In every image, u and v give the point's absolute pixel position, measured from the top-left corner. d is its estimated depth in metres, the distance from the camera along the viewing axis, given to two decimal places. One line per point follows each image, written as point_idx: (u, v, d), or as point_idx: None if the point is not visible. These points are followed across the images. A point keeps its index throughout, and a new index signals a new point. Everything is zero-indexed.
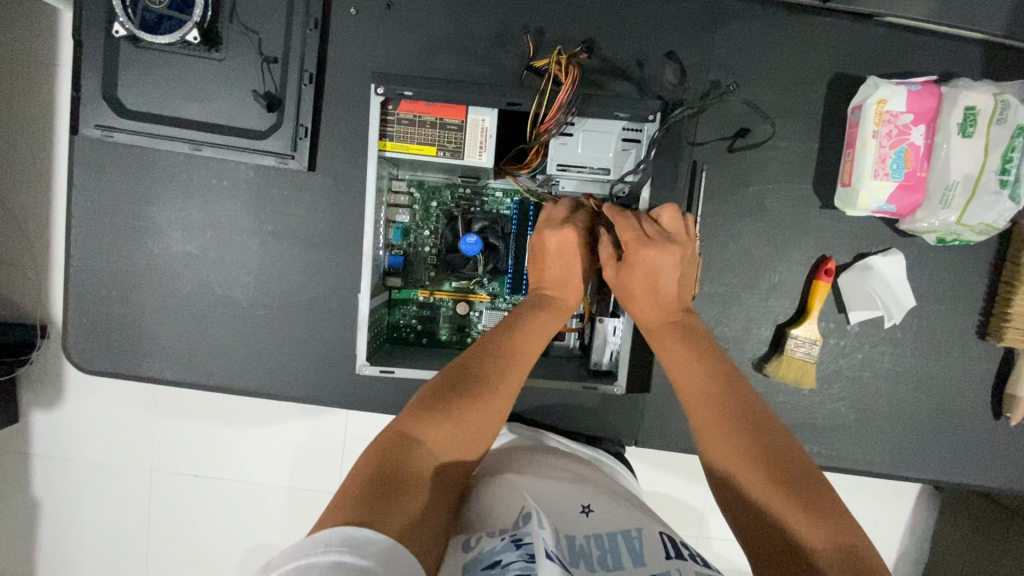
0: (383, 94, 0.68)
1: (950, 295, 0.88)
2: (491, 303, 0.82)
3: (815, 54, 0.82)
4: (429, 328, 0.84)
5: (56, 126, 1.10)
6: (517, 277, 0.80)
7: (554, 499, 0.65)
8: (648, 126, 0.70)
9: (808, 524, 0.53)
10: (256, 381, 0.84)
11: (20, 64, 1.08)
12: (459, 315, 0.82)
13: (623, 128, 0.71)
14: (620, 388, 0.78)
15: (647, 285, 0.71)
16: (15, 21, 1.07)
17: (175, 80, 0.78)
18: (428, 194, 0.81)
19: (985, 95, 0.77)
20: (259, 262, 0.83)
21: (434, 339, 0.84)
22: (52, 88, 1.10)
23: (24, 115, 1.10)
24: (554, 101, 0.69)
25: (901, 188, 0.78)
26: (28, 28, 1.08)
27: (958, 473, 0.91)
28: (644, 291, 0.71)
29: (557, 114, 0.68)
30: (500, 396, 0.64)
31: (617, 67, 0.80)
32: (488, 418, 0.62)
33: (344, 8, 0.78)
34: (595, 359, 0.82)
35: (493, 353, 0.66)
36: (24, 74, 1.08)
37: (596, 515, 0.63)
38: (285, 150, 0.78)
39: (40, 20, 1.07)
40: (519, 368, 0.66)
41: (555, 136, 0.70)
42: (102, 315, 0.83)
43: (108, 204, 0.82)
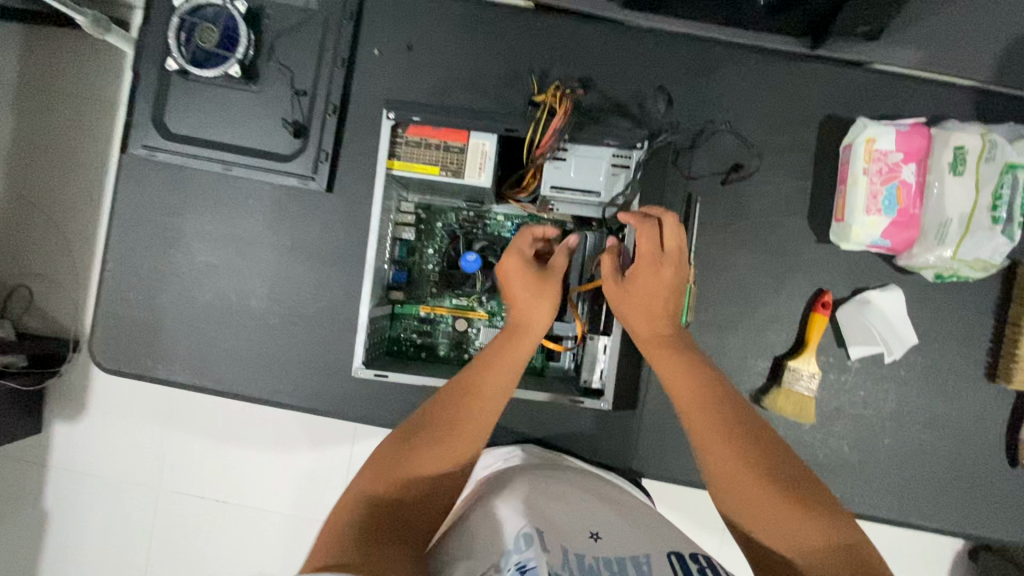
0: (394, 119, 0.75)
1: (955, 334, 0.87)
2: (490, 321, 0.85)
3: (806, 96, 0.86)
4: (428, 343, 0.87)
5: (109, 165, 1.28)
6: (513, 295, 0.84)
7: (563, 521, 0.63)
8: (635, 154, 0.75)
9: (807, 527, 0.54)
10: (264, 389, 0.88)
11: (88, 105, 1.28)
12: (457, 332, 0.85)
13: (612, 154, 0.75)
14: (606, 404, 0.78)
15: (639, 296, 0.71)
16: (89, 71, 1.28)
17: (215, 108, 0.87)
18: (433, 216, 0.86)
19: (973, 135, 0.79)
20: (274, 275, 0.88)
21: (432, 354, 0.87)
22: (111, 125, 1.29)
23: (91, 154, 1.29)
24: (548, 128, 0.76)
25: (894, 224, 0.80)
26: (98, 76, 1.28)
27: (974, 524, 0.87)
28: (636, 302, 0.71)
29: (551, 138, 0.74)
30: (462, 432, 0.67)
31: (614, 104, 0.86)
32: (452, 450, 0.66)
33: (369, 50, 0.87)
34: (584, 377, 0.82)
35: (456, 394, 0.69)
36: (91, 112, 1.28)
37: (605, 540, 0.61)
38: (307, 171, 0.86)
39: (110, 70, 1.28)
40: (489, 399, 0.69)
41: (549, 160, 0.76)
42: (128, 319, 0.89)
43: (144, 216, 0.89)
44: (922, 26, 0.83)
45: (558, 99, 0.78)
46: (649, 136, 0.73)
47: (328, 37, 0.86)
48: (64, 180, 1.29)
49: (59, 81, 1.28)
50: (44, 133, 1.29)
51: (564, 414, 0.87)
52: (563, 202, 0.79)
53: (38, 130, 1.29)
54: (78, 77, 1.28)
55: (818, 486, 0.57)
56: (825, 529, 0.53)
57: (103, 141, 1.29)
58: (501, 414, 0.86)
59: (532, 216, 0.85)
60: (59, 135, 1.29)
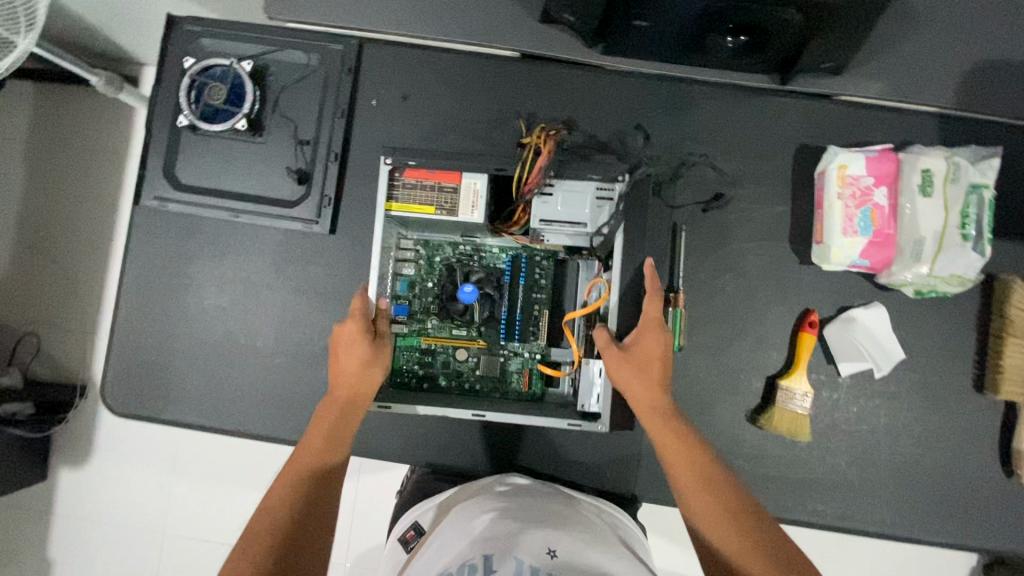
0: (391, 163, 0.81)
1: (942, 348, 0.90)
2: (488, 349, 0.88)
3: (779, 129, 0.91)
4: (430, 374, 0.89)
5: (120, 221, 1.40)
6: (510, 323, 0.87)
7: (523, 540, 0.60)
8: (618, 186, 0.80)
9: None
10: (272, 427, 0.90)
11: (96, 166, 1.39)
12: (458, 361, 0.88)
13: (597, 187, 0.79)
14: (604, 426, 0.80)
15: (645, 377, 0.75)
16: (100, 133, 1.39)
17: (222, 160, 0.92)
18: (432, 251, 0.90)
19: (938, 159, 0.84)
20: (280, 315, 0.92)
21: (434, 384, 0.89)
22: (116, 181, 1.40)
23: (99, 210, 1.38)
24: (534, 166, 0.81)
25: (871, 244, 0.84)
26: (109, 138, 1.38)
27: (971, 535, 0.89)
28: (643, 381, 0.75)
29: (538, 176, 0.79)
30: (322, 482, 0.70)
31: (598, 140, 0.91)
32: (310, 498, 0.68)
33: (367, 101, 0.92)
34: (583, 402, 0.82)
35: (308, 453, 0.72)
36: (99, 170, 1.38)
37: (563, 559, 0.57)
38: (310, 216, 0.91)
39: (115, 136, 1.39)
40: (337, 446, 0.73)
41: (536, 197, 0.80)
42: (139, 363, 0.92)
43: (155, 263, 0.93)
44: (895, 55, 0.87)
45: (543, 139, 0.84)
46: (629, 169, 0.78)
47: (329, 90, 0.92)
48: (72, 234, 1.37)
49: (70, 145, 1.39)
50: (57, 191, 1.38)
51: (562, 440, 0.90)
52: (552, 235, 0.82)
53: (52, 189, 1.38)
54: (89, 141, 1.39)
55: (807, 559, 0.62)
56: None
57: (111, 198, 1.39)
58: (502, 441, 0.90)
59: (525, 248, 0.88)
60: (70, 193, 1.38)
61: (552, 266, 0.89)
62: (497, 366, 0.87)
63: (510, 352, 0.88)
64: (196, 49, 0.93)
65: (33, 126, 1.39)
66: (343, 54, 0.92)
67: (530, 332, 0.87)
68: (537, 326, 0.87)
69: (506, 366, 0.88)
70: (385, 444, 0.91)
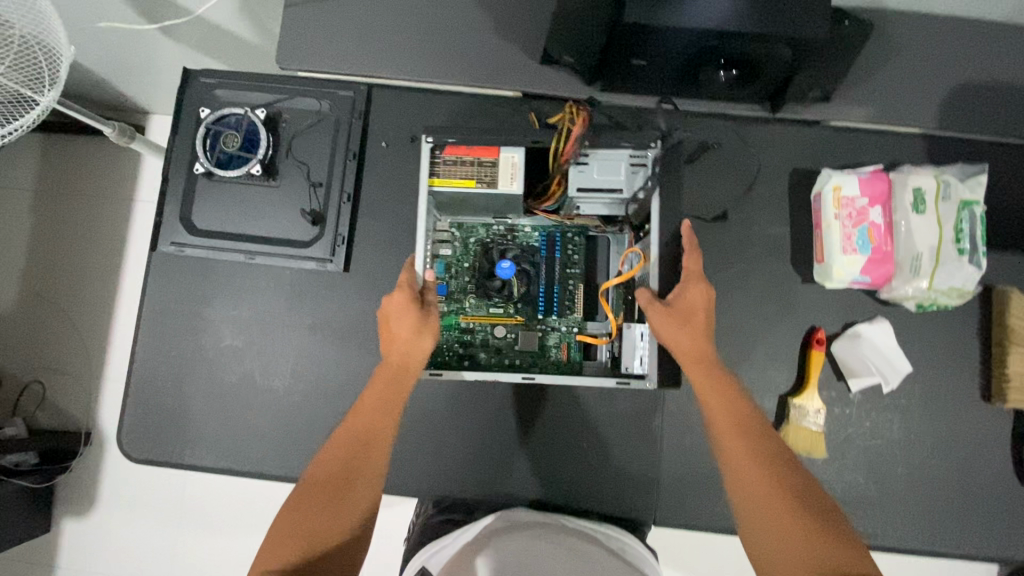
0: (432, 142, 0.85)
1: (947, 359, 0.92)
2: (526, 325, 0.89)
3: (774, 152, 0.95)
4: (469, 353, 0.90)
5: (122, 268, 1.43)
6: (547, 298, 0.90)
7: None
8: (651, 152, 0.83)
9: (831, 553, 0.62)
10: (289, 467, 0.90)
11: (105, 218, 1.44)
12: (497, 339, 0.89)
13: (629, 155, 0.84)
14: (654, 383, 0.83)
15: (685, 330, 0.76)
16: (112, 187, 1.45)
17: (237, 204, 0.95)
18: (466, 233, 0.93)
19: (928, 177, 0.87)
20: (297, 353, 0.93)
21: (473, 363, 0.90)
22: (123, 231, 1.45)
23: (106, 258, 1.43)
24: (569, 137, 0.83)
25: (870, 261, 0.86)
26: (120, 191, 1.45)
27: (992, 547, 0.89)
28: (682, 335, 0.76)
29: (575, 147, 0.82)
30: (372, 449, 0.73)
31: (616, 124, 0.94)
32: (357, 465, 0.71)
33: (377, 143, 0.96)
34: (626, 363, 0.86)
35: (360, 418, 0.75)
36: (109, 222, 1.44)
37: None
38: (324, 255, 0.93)
39: (124, 190, 1.45)
40: (385, 416, 0.75)
41: (573, 165, 0.84)
42: (154, 408, 0.93)
43: (171, 308, 0.95)
44: (879, 80, 0.91)
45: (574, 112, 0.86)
46: (662, 136, 0.82)
47: (340, 133, 0.95)
48: (82, 286, 1.43)
49: (79, 199, 1.45)
50: (66, 244, 1.43)
51: (580, 467, 0.91)
52: (587, 202, 0.86)
53: (63, 242, 1.44)
54: (99, 194, 1.45)
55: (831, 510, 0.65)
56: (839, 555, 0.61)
57: (117, 250, 1.44)
58: (521, 472, 0.91)
59: (557, 224, 0.92)
60: (79, 243, 1.44)
61: (584, 242, 0.93)
62: (536, 340, 0.88)
63: (547, 327, 0.90)
64: (211, 99, 0.97)
65: (42, 181, 1.45)
66: (353, 99, 0.96)
67: (565, 305, 0.91)
68: (573, 299, 0.91)
69: (545, 340, 0.90)
70: (404, 478, 0.91)
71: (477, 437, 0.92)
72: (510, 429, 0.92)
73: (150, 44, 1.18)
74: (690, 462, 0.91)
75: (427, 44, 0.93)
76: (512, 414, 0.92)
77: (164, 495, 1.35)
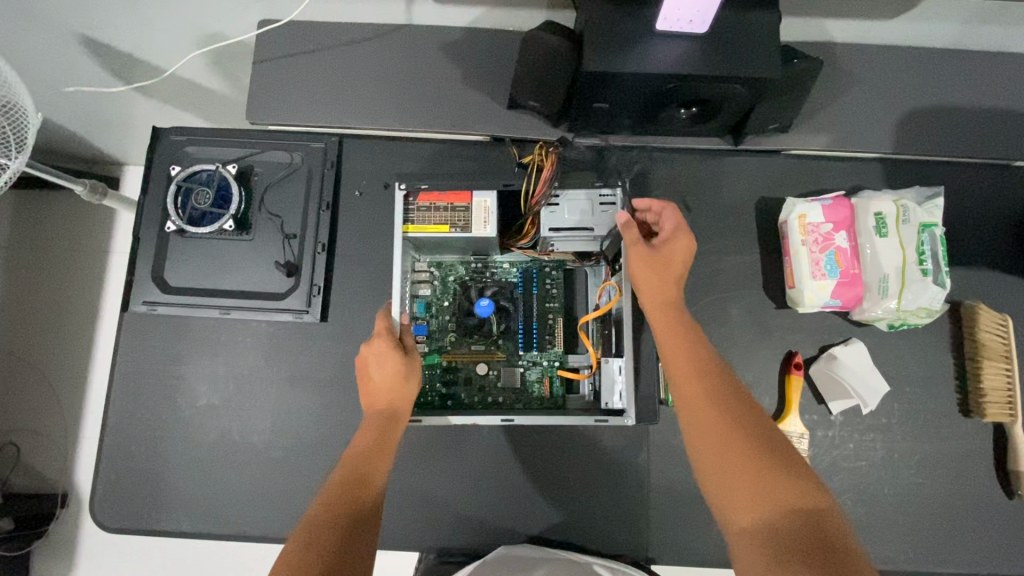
0: (405, 188, 0.85)
1: (923, 377, 0.93)
2: (508, 361, 0.90)
3: (740, 182, 0.98)
4: (452, 392, 0.89)
5: (99, 319, 1.41)
6: (527, 333, 0.90)
7: None
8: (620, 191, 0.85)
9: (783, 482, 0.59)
10: (272, 526, 0.88)
11: (79, 274, 1.43)
12: (479, 376, 0.89)
13: (599, 195, 0.85)
14: (632, 419, 0.80)
15: (653, 276, 0.78)
16: (86, 242, 1.44)
17: (211, 259, 0.94)
18: (445, 271, 0.93)
19: (887, 202, 0.90)
20: (276, 408, 0.91)
21: (457, 402, 0.89)
22: (98, 286, 1.43)
23: (82, 310, 1.41)
24: (540, 180, 0.83)
25: (840, 285, 0.88)
26: (95, 247, 1.44)
27: (986, 563, 0.89)
28: (651, 280, 0.78)
29: (544, 189, 0.82)
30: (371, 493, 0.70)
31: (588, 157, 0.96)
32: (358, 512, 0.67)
33: (350, 192, 0.97)
34: (606, 399, 0.85)
35: (351, 466, 0.72)
36: (83, 278, 1.43)
37: None
38: (301, 306, 0.92)
39: (100, 246, 1.44)
40: (382, 458, 0.73)
41: (544, 207, 0.84)
42: (129, 473, 0.90)
43: (144, 368, 0.93)
44: (832, 111, 0.95)
45: (545, 152, 0.84)
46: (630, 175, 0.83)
47: (313, 184, 0.96)
48: (55, 344, 1.40)
49: (52, 256, 1.43)
50: (39, 302, 1.41)
51: (570, 507, 0.90)
52: (561, 242, 0.86)
53: (35, 301, 1.41)
54: (73, 250, 1.44)
55: (795, 452, 0.62)
56: (794, 491, 0.59)
57: (92, 305, 1.42)
58: (510, 517, 0.89)
59: (534, 260, 0.92)
60: (52, 299, 1.41)
61: (562, 276, 0.93)
62: (517, 376, 0.89)
63: (529, 362, 0.90)
64: (181, 156, 0.97)
65: (11, 240, 1.42)
66: (324, 150, 0.97)
67: (546, 339, 0.90)
68: (553, 334, 0.90)
69: (527, 376, 0.89)
70: (390, 531, 0.89)
71: (463, 484, 0.90)
72: (496, 473, 0.90)
73: (121, 100, 1.19)
74: (679, 496, 0.90)
75: (397, 93, 0.95)
76: (497, 458, 0.90)
77: (151, 553, 1.32)
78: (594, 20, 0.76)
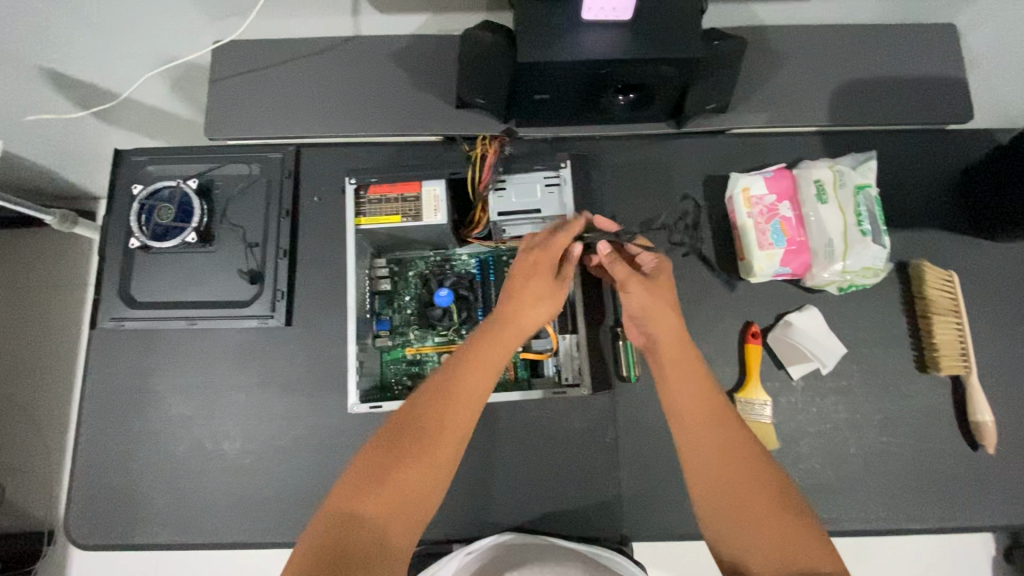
0: (355, 183, 0.91)
1: (879, 337, 0.95)
2: None
3: (686, 164, 1.01)
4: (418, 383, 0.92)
5: (79, 351, 1.42)
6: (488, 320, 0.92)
7: None
8: (563, 172, 0.92)
9: (788, 533, 0.63)
10: (247, 531, 0.88)
11: (56, 307, 1.44)
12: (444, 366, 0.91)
13: (543, 176, 0.91)
14: (587, 389, 0.90)
15: (659, 313, 0.79)
16: (62, 275, 1.45)
17: (174, 272, 0.96)
18: (405, 267, 0.96)
19: (824, 170, 0.94)
20: (247, 414, 0.92)
21: None
22: (76, 319, 1.44)
23: (62, 342, 1.42)
24: (484, 167, 0.91)
25: (787, 253, 0.91)
26: (71, 279, 1.45)
27: (958, 515, 0.90)
28: (657, 317, 0.80)
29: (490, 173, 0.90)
30: (455, 414, 0.68)
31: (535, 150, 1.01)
32: (425, 443, 0.65)
33: (310, 198, 1.00)
34: (564, 373, 0.92)
35: (443, 386, 0.70)
36: (61, 311, 1.44)
37: None
38: (265, 311, 0.94)
39: (75, 278, 1.45)
40: (484, 387, 0.71)
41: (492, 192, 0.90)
42: (103, 490, 0.91)
43: (116, 385, 0.94)
44: (770, 89, 0.99)
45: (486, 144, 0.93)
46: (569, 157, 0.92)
47: (272, 193, 0.98)
48: (35, 379, 1.40)
49: (28, 292, 1.44)
50: (16, 338, 1.42)
51: (544, 490, 0.91)
52: (511, 227, 0.91)
53: (12, 337, 1.42)
54: (50, 284, 1.45)
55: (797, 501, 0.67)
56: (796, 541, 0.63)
57: (70, 337, 1.43)
58: (484, 504, 0.90)
59: (491, 249, 0.95)
60: (29, 334, 1.42)
61: None
62: None
63: None
64: (144, 176, 1.00)
65: None
66: (282, 160, 1.00)
67: None
68: None
69: None
70: None
71: None
72: (467, 464, 0.91)
73: (88, 130, 1.22)
74: (650, 472, 0.91)
75: (348, 101, 0.98)
76: (467, 448, 0.91)
77: None
78: (526, 18, 0.80)
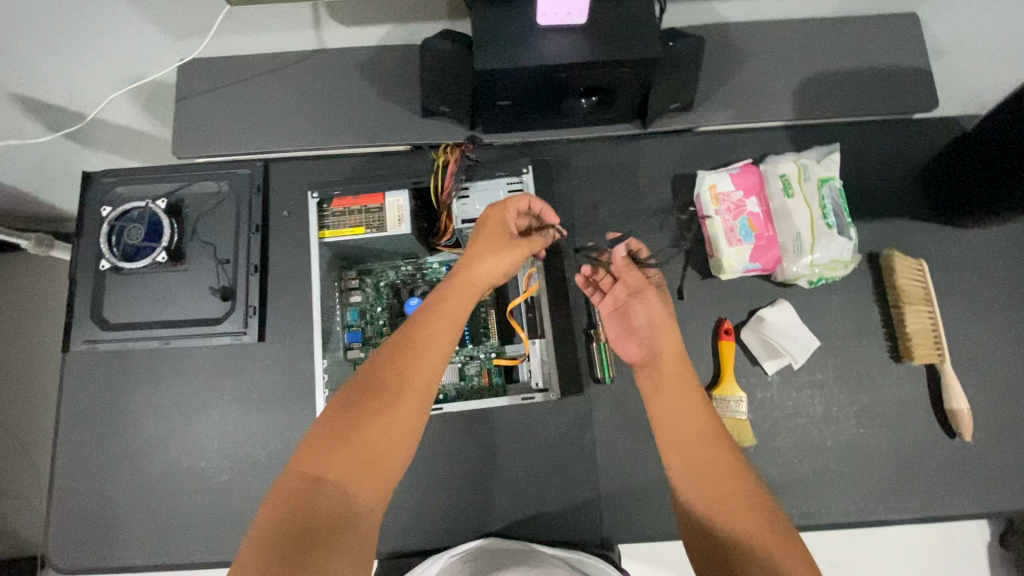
0: (317, 198, 0.92)
1: (852, 329, 0.95)
2: None
3: (653, 164, 1.01)
4: None
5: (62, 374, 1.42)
6: None
7: None
8: (524, 177, 0.98)
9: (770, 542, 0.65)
10: (226, 549, 0.88)
11: (38, 331, 1.44)
12: None
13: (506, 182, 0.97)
14: (554, 394, 0.91)
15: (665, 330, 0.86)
16: (43, 299, 1.45)
17: (145, 291, 0.96)
18: (376, 277, 0.97)
19: (789, 164, 0.94)
20: (223, 431, 0.92)
21: None
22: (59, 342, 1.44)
23: (45, 366, 1.42)
24: (446, 174, 0.94)
25: (756, 248, 0.91)
26: (53, 302, 1.46)
27: (937, 504, 0.90)
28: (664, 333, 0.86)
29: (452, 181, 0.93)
30: (414, 374, 0.71)
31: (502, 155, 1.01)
32: (384, 404, 0.68)
33: (280, 213, 1.00)
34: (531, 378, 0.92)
35: (404, 345, 0.73)
36: (43, 335, 1.44)
37: None
38: (237, 327, 0.94)
39: (57, 300, 1.46)
40: (444, 345, 0.74)
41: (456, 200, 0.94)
42: (81, 513, 0.90)
43: (90, 407, 0.94)
44: (733, 86, 0.99)
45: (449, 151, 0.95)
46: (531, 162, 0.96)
47: (242, 209, 0.98)
48: (19, 403, 1.40)
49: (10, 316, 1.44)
50: None
51: (522, 496, 0.90)
52: None
53: None
54: (32, 308, 1.45)
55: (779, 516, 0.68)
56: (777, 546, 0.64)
57: (53, 360, 1.43)
58: (463, 512, 0.90)
59: (462, 257, 0.96)
60: (11, 360, 1.42)
61: None
62: (454, 370, 0.93)
63: (466, 357, 0.94)
64: (113, 197, 1.00)
65: None
66: (251, 176, 1.00)
67: (481, 332, 0.95)
68: (487, 326, 0.95)
69: (465, 369, 0.94)
70: None
71: (413, 486, 0.91)
72: (445, 472, 0.91)
73: (61, 153, 1.22)
74: (628, 473, 0.91)
75: (313, 114, 0.98)
76: (445, 457, 0.91)
77: None
78: (482, 25, 0.80)
